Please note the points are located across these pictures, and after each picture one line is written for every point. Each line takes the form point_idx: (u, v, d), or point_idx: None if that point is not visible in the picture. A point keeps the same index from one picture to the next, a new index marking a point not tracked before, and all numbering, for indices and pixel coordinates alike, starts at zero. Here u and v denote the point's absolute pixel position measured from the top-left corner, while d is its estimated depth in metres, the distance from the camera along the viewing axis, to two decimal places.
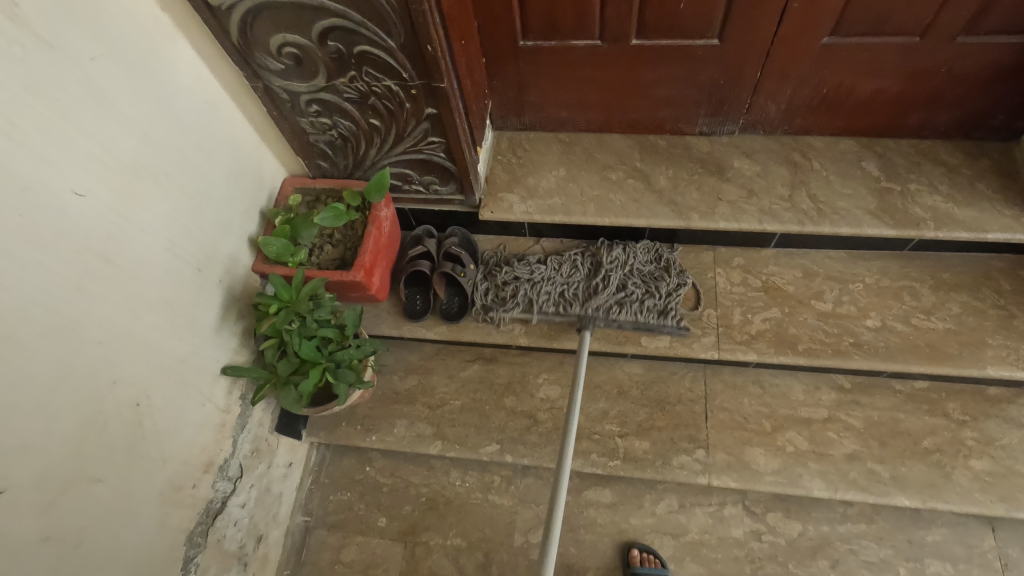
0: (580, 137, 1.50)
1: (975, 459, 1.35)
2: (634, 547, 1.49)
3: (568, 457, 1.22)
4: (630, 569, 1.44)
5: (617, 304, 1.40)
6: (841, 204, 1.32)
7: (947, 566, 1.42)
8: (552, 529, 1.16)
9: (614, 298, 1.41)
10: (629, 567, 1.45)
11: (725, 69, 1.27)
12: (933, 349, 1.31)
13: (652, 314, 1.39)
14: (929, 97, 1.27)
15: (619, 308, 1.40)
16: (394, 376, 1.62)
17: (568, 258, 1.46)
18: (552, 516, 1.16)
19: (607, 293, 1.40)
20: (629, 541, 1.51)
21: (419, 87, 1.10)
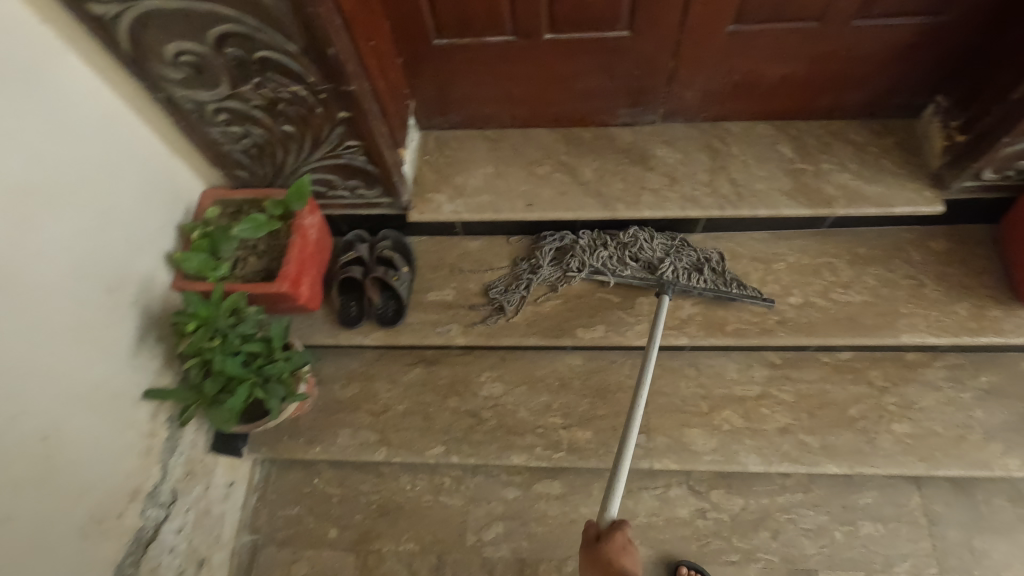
0: (505, 133, 1.49)
1: (896, 423, 1.42)
2: (681, 564, 1.48)
3: (648, 380, 1.25)
4: None
5: (690, 272, 1.40)
6: (758, 187, 1.36)
7: (878, 527, 1.49)
8: (626, 446, 1.20)
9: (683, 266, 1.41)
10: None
11: (639, 60, 1.28)
12: (850, 320, 1.37)
13: (733, 289, 1.38)
14: (833, 80, 1.31)
15: (694, 275, 1.40)
16: (335, 385, 1.59)
17: (604, 238, 1.44)
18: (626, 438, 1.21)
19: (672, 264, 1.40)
20: (676, 559, 1.49)
21: (328, 90, 1.08)
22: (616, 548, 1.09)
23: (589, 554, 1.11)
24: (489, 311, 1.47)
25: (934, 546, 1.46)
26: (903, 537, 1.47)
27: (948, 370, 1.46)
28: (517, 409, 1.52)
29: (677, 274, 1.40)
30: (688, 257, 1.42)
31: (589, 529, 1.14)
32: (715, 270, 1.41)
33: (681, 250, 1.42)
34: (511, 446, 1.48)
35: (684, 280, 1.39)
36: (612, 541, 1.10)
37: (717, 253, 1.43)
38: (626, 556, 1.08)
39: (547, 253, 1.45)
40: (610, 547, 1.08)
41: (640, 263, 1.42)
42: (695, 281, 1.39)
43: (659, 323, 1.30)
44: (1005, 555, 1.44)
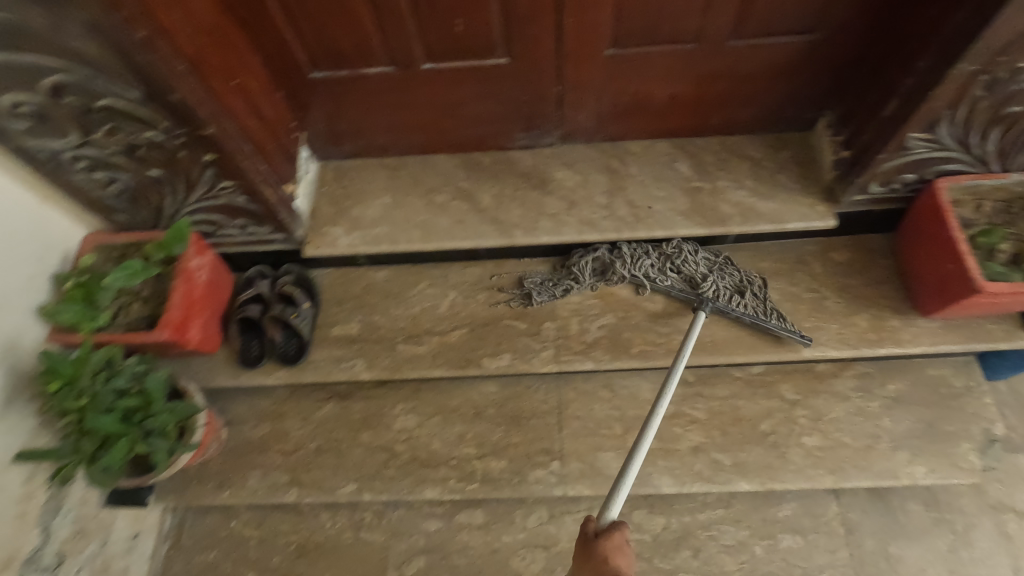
0: (404, 161, 1.46)
1: (807, 436, 1.42)
2: None
3: (672, 386, 1.14)
4: None
5: (732, 294, 1.38)
6: (655, 208, 1.35)
7: (797, 539, 1.49)
8: (639, 447, 1.06)
9: (725, 286, 1.38)
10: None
11: (524, 86, 1.26)
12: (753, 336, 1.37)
13: (773, 320, 1.36)
14: (722, 98, 1.30)
15: (734, 297, 1.38)
16: (245, 426, 1.54)
17: (655, 251, 1.41)
18: (642, 438, 1.07)
19: (714, 283, 1.38)
20: None
21: (185, 134, 1.04)
22: (613, 547, 0.97)
23: (582, 552, 0.99)
24: (513, 294, 1.45)
25: (850, 555, 1.46)
26: (821, 548, 1.48)
27: (857, 380, 1.46)
28: (431, 441, 1.49)
29: (718, 293, 1.37)
30: (731, 278, 1.40)
31: (586, 525, 1.01)
32: (757, 296, 1.39)
33: (724, 270, 1.40)
34: (425, 479, 1.46)
35: (723, 301, 1.37)
36: (608, 541, 0.97)
37: (761, 279, 1.40)
38: (623, 559, 0.96)
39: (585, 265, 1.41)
40: (605, 546, 0.97)
41: (680, 277, 1.40)
42: (735, 304, 1.37)
43: (693, 334, 1.23)
44: (919, 560, 1.45)
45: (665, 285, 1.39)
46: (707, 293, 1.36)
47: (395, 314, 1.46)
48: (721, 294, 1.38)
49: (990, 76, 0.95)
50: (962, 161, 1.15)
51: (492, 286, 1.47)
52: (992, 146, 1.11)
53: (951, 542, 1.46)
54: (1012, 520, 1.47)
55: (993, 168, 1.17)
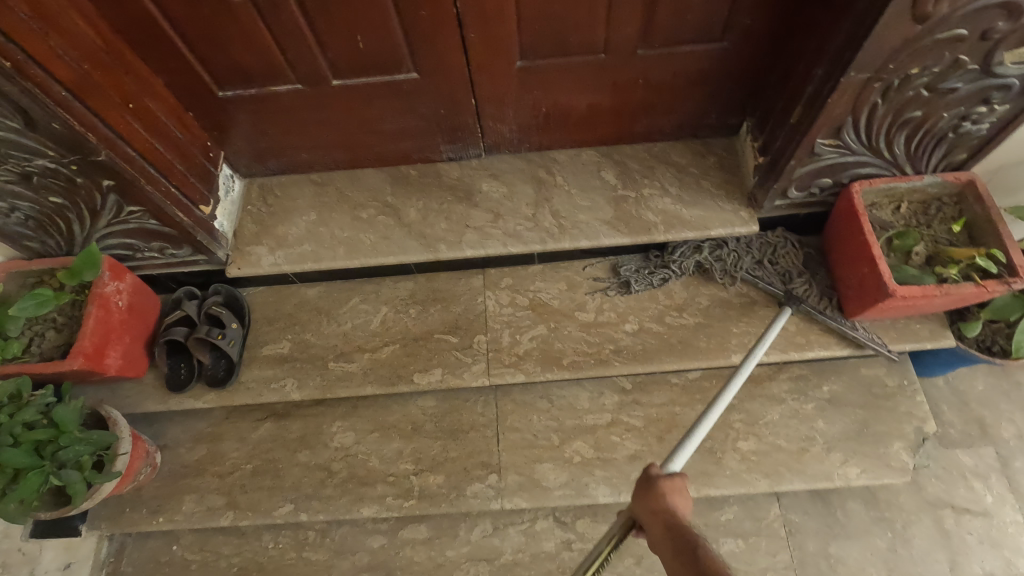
0: (330, 177, 1.44)
1: (742, 441, 1.42)
2: None
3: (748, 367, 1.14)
4: None
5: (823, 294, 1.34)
6: (581, 217, 1.34)
7: (739, 543, 1.48)
8: (711, 410, 1.08)
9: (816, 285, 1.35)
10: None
11: (439, 99, 1.26)
12: (684, 342, 1.36)
13: (859, 329, 1.33)
14: (641, 106, 1.30)
15: (825, 299, 1.34)
16: (181, 449, 1.52)
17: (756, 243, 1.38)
18: (717, 400, 1.09)
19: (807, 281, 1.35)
20: None
21: (79, 161, 1.03)
22: (674, 489, 0.94)
23: (644, 490, 0.94)
24: (507, 298, 1.44)
25: (792, 557, 1.46)
26: (762, 551, 1.47)
27: (792, 383, 1.46)
28: (369, 458, 1.47)
29: (808, 292, 1.34)
30: (827, 278, 1.35)
31: (651, 468, 0.97)
32: None
33: (823, 269, 1.36)
34: (362, 498, 1.44)
35: (813, 301, 1.34)
36: (668, 481, 0.94)
37: None
38: (681, 502, 0.94)
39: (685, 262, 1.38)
40: (666, 485, 0.94)
41: (776, 269, 1.37)
42: (824, 306, 1.34)
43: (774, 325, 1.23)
44: (859, 559, 1.45)
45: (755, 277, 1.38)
46: (799, 291, 1.34)
47: (327, 332, 1.45)
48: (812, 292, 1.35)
49: (882, 82, 0.96)
50: (873, 165, 1.16)
51: (424, 300, 1.46)
52: (900, 150, 1.11)
53: (890, 540, 1.47)
54: (949, 516, 1.48)
55: (907, 171, 1.17)
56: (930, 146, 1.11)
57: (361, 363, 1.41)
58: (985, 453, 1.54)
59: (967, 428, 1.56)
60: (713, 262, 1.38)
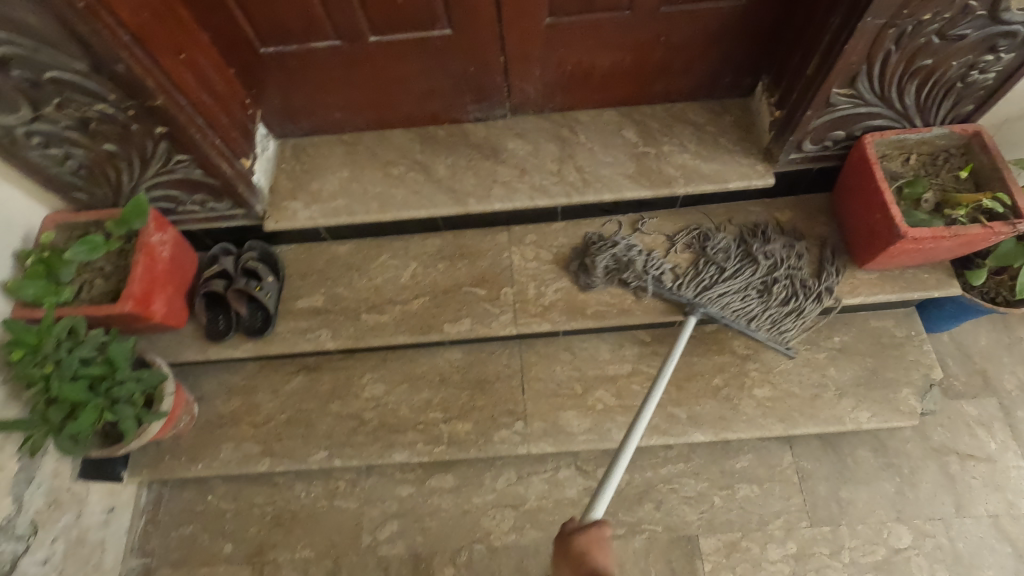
0: (361, 137, 1.50)
1: (757, 388, 1.48)
2: None
3: (648, 414, 1.24)
4: None
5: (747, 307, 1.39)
6: (604, 172, 1.40)
7: (753, 488, 1.55)
8: (618, 463, 1.18)
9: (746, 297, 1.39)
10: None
11: (469, 57, 1.32)
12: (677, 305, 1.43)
13: (761, 331, 1.40)
14: (661, 65, 1.36)
15: (749, 310, 1.39)
16: (216, 400, 1.58)
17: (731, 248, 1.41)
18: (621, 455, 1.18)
19: (737, 292, 1.39)
20: None
21: (135, 106, 1.08)
22: (591, 541, 1.05)
23: (561, 548, 1.06)
24: (531, 253, 1.50)
25: (804, 501, 1.53)
26: (776, 496, 1.54)
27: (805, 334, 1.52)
28: (399, 407, 1.54)
29: (729, 301, 1.39)
30: (766, 294, 1.39)
31: (567, 524, 1.10)
32: (767, 318, 1.40)
33: (772, 286, 1.39)
34: (394, 444, 1.50)
35: (723, 311, 1.38)
36: (584, 535, 1.06)
37: (801, 307, 1.39)
38: (601, 553, 1.03)
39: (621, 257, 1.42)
40: (586, 541, 1.04)
41: (728, 275, 1.40)
42: (736, 316, 1.39)
43: (673, 355, 1.32)
44: (868, 502, 1.52)
45: (689, 276, 1.41)
46: (711, 296, 1.39)
47: (358, 286, 1.51)
48: (734, 302, 1.39)
49: (897, 29, 1.02)
50: (884, 116, 1.22)
51: (451, 256, 1.52)
52: (910, 100, 1.18)
53: (898, 484, 1.53)
54: (954, 461, 1.55)
55: (916, 123, 1.24)
56: (939, 96, 1.18)
57: (391, 315, 1.47)
58: (988, 403, 1.60)
59: (971, 379, 1.63)
60: (639, 263, 1.41)
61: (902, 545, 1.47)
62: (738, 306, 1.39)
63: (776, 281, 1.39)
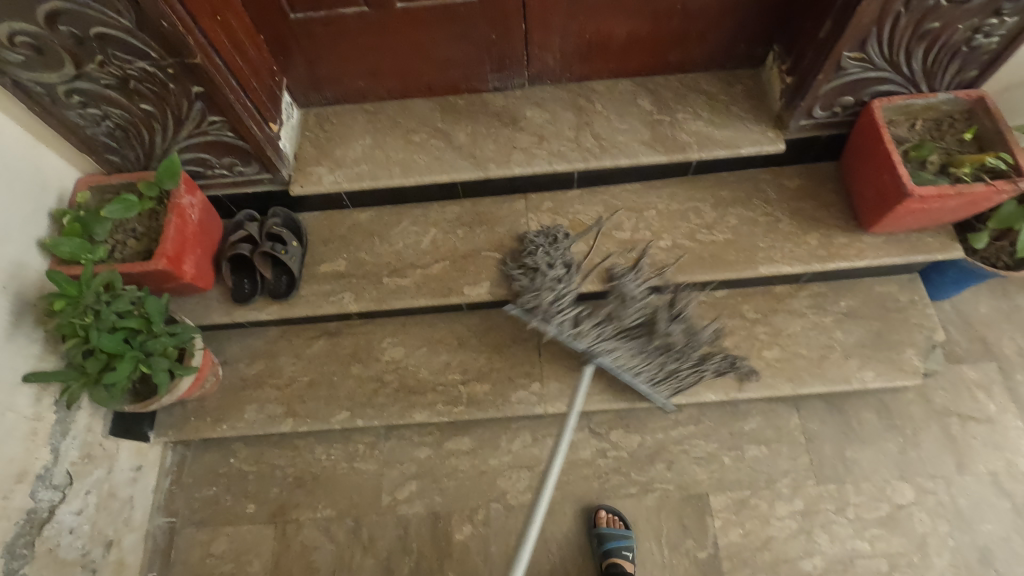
0: (383, 106, 1.55)
1: (767, 350, 1.53)
2: (599, 508, 1.56)
3: (552, 478, 1.26)
4: (596, 529, 1.52)
5: (639, 364, 1.40)
6: (620, 139, 1.45)
7: (761, 448, 1.60)
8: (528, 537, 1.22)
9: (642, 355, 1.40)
10: (595, 527, 1.52)
11: (492, 25, 1.36)
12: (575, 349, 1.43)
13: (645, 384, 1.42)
14: (677, 35, 1.41)
15: (641, 366, 1.40)
16: (240, 363, 1.62)
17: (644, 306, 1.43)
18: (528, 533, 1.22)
19: (637, 347, 1.39)
20: (594, 504, 1.57)
21: (174, 65, 1.13)
22: None
23: None
24: (548, 219, 1.54)
25: (811, 460, 1.58)
26: (784, 456, 1.59)
27: (813, 299, 1.57)
28: (419, 369, 1.58)
29: (623, 355, 1.39)
30: (660, 357, 1.40)
31: None
32: (653, 376, 1.42)
33: (667, 351, 1.41)
34: (414, 404, 1.55)
35: (617, 361, 1.38)
36: None
37: (682, 374, 1.44)
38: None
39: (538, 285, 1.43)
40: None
41: (630, 330, 1.41)
42: (628, 369, 1.39)
43: (575, 405, 1.34)
44: (872, 462, 1.57)
45: (596, 325, 1.39)
46: (609, 347, 1.38)
47: (379, 251, 1.55)
48: (627, 356, 1.39)
49: None
50: (892, 81, 1.27)
51: (470, 222, 1.56)
52: (918, 65, 1.23)
53: (901, 444, 1.59)
54: (955, 423, 1.60)
55: (922, 89, 1.29)
56: (945, 60, 1.23)
57: (412, 279, 1.51)
58: (987, 367, 1.66)
59: (972, 344, 1.69)
60: (551, 294, 1.43)
61: (905, 502, 1.53)
62: (629, 360, 1.39)
63: (667, 353, 1.41)
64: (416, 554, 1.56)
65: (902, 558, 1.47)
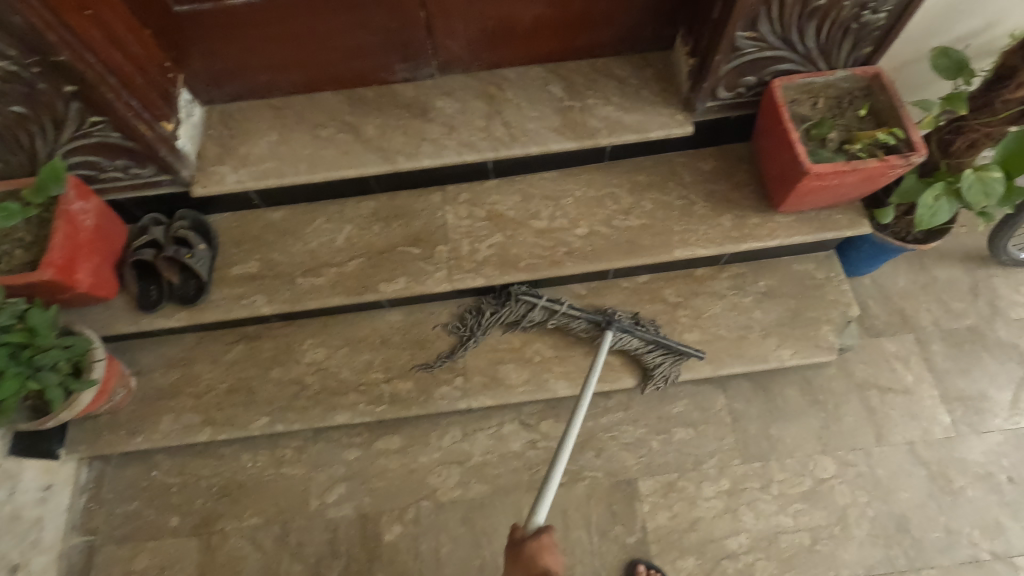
0: (290, 100, 1.50)
1: (687, 333, 1.54)
2: (639, 563, 1.49)
3: (577, 423, 1.23)
4: None
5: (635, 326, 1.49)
6: (530, 126, 1.43)
7: (689, 431, 1.61)
8: (556, 469, 1.15)
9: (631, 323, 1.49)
10: None
11: (390, 13, 1.32)
12: (590, 323, 1.48)
13: (651, 334, 1.48)
14: (582, 19, 1.39)
15: (634, 327, 1.48)
16: (155, 373, 1.56)
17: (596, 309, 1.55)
18: (559, 454, 1.16)
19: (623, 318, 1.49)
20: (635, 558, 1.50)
21: (39, 63, 1.08)
22: (542, 546, 1.06)
23: (513, 556, 1.07)
24: (464, 211, 1.52)
25: (736, 440, 1.60)
26: (710, 437, 1.61)
27: (732, 280, 1.58)
28: (340, 370, 1.55)
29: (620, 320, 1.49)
30: (641, 327, 1.49)
31: (516, 532, 1.10)
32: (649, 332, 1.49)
33: (640, 323, 1.51)
34: (335, 406, 1.52)
35: (623, 322, 1.47)
36: (535, 543, 1.06)
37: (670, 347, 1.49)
38: (552, 558, 1.05)
39: (492, 320, 1.53)
40: (536, 545, 1.06)
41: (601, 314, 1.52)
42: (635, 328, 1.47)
43: (590, 380, 1.31)
44: (795, 437, 1.60)
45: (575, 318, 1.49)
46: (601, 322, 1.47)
47: (292, 250, 1.51)
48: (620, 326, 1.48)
49: None
50: (790, 60, 1.28)
51: (386, 217, 1.53)
52: (812, 42, 1.24)
53: (824, 419, 1.62)
54: (874, 395, 1.63)
55: (820, 67, 1.30)
56: (838, 38, 1.24)
57: (327, 278, 1.48)
58: (906, 339, 1.70)
59: (891, 317, 1.72)
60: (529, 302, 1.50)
61: (827, 475, 1.56)
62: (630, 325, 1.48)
63: (632, 322, 1.49)
64: (345, 557, 1.54)
65: (823, 531, 1.50)
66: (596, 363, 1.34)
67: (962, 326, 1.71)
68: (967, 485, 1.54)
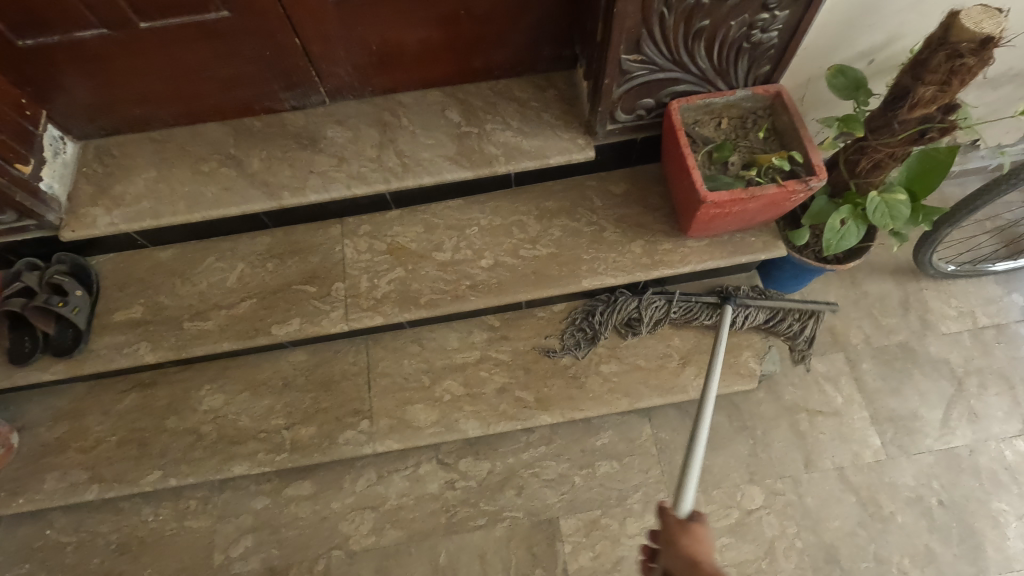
0: (172, 133, 1.41)
1: (604, 364, 1.48)
2: None
3: (712, 398, 1.11)
4: None
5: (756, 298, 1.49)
6: (424, 155, 1.35)
7: (614, 464, 1.54)
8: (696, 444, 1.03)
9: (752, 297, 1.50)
10: None
11: (262, 41, 1.24)
12: (707, 306, 1.48)
13: (774, 301, 1.50)
14: (472, 41, 1.31)
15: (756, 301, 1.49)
16: (41, 428, 1.47)
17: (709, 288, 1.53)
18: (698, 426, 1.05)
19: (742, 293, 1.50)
20: None
21: None
22: (698, 536, 0.92)
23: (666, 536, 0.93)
24: (365, 244, 1.44)
25: (661, 473, 1.53)
26: (635, 469, 1.54)
27: None
28: (239, 417, 1.46)
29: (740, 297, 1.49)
30: (759, 297, 1.50)
31: (664, 513, 0.96)
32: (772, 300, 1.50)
33: (757, 293, 1.51)
34: (233, 456, 1.43)
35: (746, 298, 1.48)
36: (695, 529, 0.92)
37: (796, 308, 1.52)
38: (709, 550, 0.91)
39: (610, 317, 1.47)
40: (690, 529, 0.92)
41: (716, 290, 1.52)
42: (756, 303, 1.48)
43: (716, 360, 1.19)
44: (724, 466, 1.54)
45: (691, 301, 1.48)
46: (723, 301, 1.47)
47: (181, 293, 1.42)
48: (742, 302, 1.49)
49: None
50: (685, 80, 1.22)
51: (281, 253, 1.44)
52: (704, 63, 1.17)
53: (752, 446, 1.56)
54: (805, 419, 1.58)
55: (720, 87, 1.24)
56: (732, 58, 1.17)
57: (217, 322, 1.39)
58: (836, 358, 1.65)
59: (822, 336, 1.67)
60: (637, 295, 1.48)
61: (755, 506, 1.50)
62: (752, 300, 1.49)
63: (751, 295, 1.50)
64: None
65: (751, 565, 1.45)
66: (719, 342, 1.26)
67: (893, 343, 1.66)
68: (897, 510, 1.48)
